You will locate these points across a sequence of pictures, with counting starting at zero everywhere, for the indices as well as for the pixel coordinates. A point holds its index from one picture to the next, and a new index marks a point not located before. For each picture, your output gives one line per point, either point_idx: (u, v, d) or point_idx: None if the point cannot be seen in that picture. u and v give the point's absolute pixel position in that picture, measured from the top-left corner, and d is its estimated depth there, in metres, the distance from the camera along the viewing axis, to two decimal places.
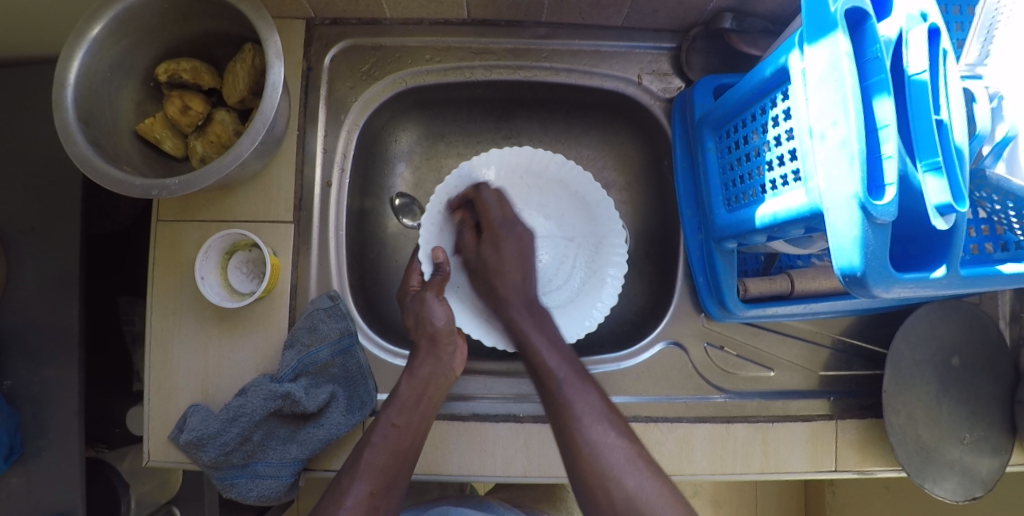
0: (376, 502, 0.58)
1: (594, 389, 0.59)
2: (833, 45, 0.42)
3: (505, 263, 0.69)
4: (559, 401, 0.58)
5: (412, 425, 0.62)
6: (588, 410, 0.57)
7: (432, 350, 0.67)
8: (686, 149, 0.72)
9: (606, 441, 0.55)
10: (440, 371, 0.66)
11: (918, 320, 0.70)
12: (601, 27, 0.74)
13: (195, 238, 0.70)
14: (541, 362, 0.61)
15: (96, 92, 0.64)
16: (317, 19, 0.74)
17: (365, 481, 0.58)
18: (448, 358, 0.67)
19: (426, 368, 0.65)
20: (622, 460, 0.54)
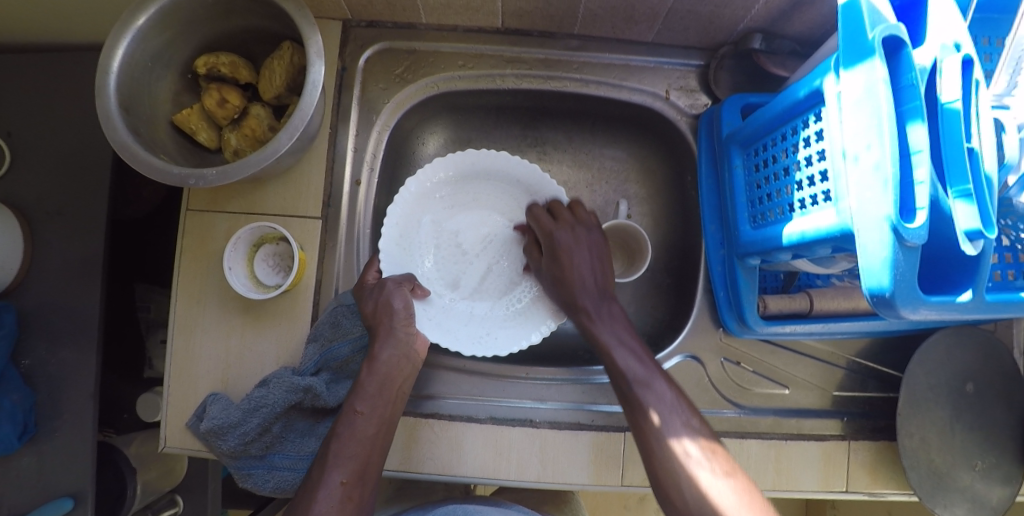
0: (349, 492, 0.58)
1: (634, 340, 0.65)
2: (871, 71, 0.43)
3: (577, 273, 0.68)
4: (607, 351, 0.65)
5: (376, 413, 0.62)
6: (659, 408, 0.60)
7: (392, 331, 0.66)
8: (711, 165, 0.73)
9: (647, 386, 0.62)
10: (401, 355, 0.65)
11: (934, 345, 0.70)
12: (631, 42, 0.75)
13: (223, 229, 0.71)
14: (591, 318, 0.67)
15: (137, 81, 0.65)
16: (354, 20, 0.75)
17: (338, 471, 0.58)
18: (407, 340, 0.66)
19: (389, 351, 0.65)
20: (664, 412, 0.60)
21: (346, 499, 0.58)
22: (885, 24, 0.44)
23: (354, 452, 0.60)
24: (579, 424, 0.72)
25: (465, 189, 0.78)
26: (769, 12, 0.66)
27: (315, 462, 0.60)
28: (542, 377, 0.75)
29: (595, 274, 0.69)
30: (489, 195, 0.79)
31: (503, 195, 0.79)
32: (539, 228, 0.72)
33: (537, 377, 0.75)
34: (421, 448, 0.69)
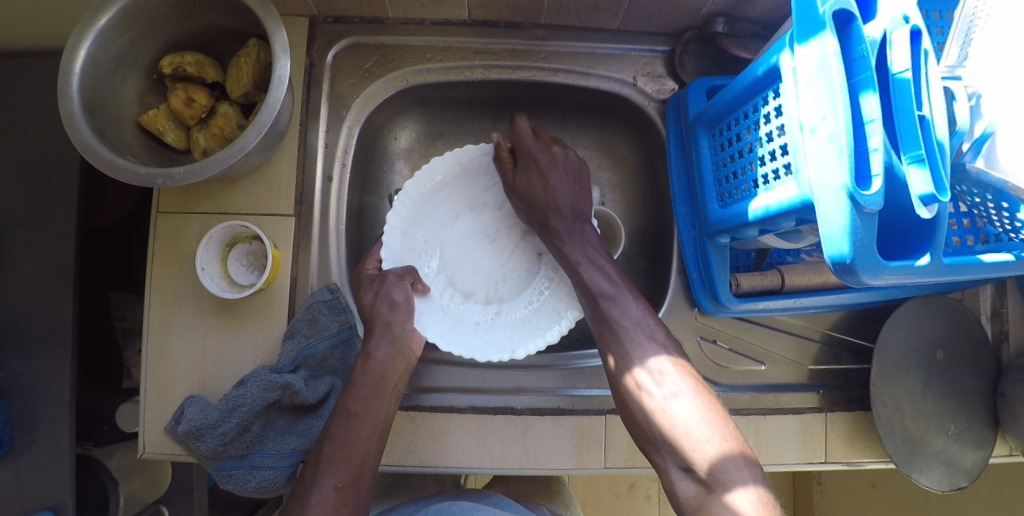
0: (344, 495, 0.61)
1: (607, 261, 0.68)
2: (822, 44, 0.45)
3: (557, 197, 0.71)
4: (574, 268, 0.68)
5: (370, 414, 0.63)
6: (612, 302, 0.65)
7: (386, 330, 0.68)
8: (680, 148, 0.74)
9: (612, 300, 0.65)
10: (393, 351, 0.67)
11: (902, 315, 0.72)
12: (597, 30, 0.76)
13: (195, 231, 0.71)
14: (563, 238, 0.70)
15: (100, 82, 0.65)
16: (320, 17, 0.75)
17: (332, 476, 0.60)
18: (403, 336, 0.68)
19: (383, 349, 0.67)
20: (625, 318, 0.63)
21: (342, 503, 0.60)
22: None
23: (348, 457, 0.61)
24: (562, 409, 0.72)
25: (467, 184, 0.78)
26: None
27: (309, 466, 0.62)
28: (522, 364, 0.76)
29: (575, 194, 0.73)
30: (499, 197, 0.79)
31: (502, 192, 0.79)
32: (519, 139, 0.75)
33: (518, 364, 0.76)
34: (402, 442, 0.69)
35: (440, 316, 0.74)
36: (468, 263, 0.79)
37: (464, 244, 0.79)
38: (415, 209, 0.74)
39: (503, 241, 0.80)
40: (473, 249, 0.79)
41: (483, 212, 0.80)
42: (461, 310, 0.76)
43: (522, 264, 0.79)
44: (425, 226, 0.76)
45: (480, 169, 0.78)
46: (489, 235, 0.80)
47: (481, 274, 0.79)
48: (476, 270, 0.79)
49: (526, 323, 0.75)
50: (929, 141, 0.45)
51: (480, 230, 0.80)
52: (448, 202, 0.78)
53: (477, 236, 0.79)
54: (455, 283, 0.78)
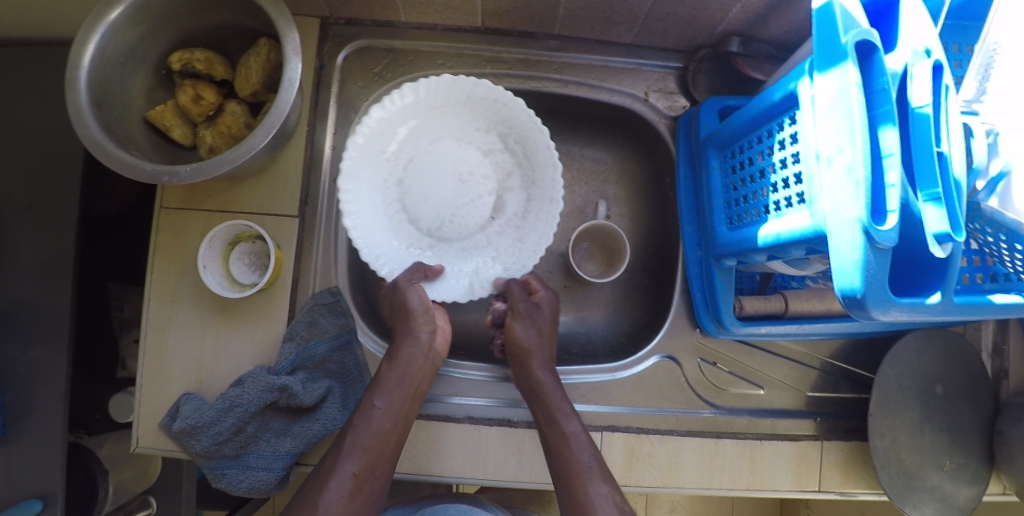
0: (360, 484, 0.60)
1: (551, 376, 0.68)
2: (843, 75, 0.44)
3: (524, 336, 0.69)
4: (526, 367, 0.68)
5: (393, 407, 0.63)
6: (564, 416, 0.65)
7: (408, 332, 0.66)
8: (690, 167, 0.73)
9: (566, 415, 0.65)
10: (418, 351, 0.66)
11: (904, 348, 0.71)
12: (610, 44, 0.76)
13: (198, 228, 0.71)
14: (528, 341, 0.68)
15: (109, 76, 0.64)
16: (332, 18, 0.75)
17: (352, 463, 0.60)
18: (426, 338, 0.67)
19: (405, 350, 0.66)
20: (578, 434, 0.64)
21: (357, 494, 0.59)
22: (858, 30, 0.44)
23: (366, 446, 0.61)
24: None
25: (461, 112, 0.72)
26: (746, 15, 0.67)
27: (329, 450, 0.62)
28: None
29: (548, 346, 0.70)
30: (492, 141, 0.73)
31: (492, 136, 0.72)
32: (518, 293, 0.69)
33: (516, 376, 0.75)
34: None
35: (376, 229, 0.69)
36: (422, 189, 0.71)
37: (435, 170, 0.72)
38: (394, 113, 0.68)
39: (473, 184, 0.72)
40: (439, 177, 0.71)
41: (469, 144, 0.73)
42: (395, 235, 0.71)
43: (478, 215, 0.72)
44: (401, 140, 0.71)
45: (479, 104, 0.70)
46: (464, 177, 0.72)
47: (430, 205, 0.71)
48: (428, 197, 0.72)
49: (461, 270, 0.71)
50: (946, 179, 0.44)
51: (455, 165, 0.72)
52: (429, 118, 0.71)
53: (445, 163, 0.72)
54: (403, 200, 0.71)
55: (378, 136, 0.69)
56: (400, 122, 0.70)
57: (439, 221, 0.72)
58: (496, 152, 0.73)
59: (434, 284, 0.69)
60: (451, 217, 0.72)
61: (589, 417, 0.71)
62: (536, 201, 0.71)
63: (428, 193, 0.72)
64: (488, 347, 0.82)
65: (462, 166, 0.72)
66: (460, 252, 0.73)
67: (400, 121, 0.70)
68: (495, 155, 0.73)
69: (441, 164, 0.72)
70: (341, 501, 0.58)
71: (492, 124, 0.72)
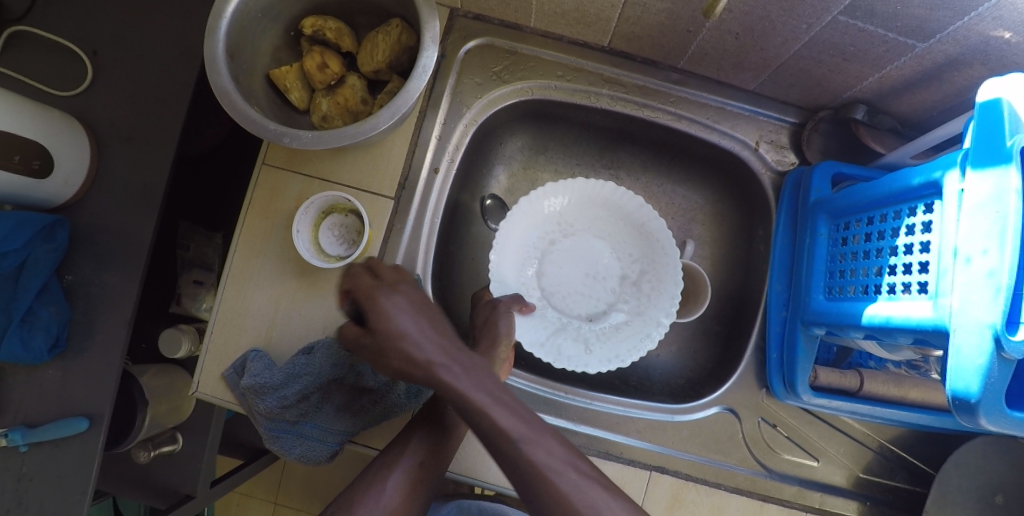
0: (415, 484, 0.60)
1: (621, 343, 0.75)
2: (1004, 178, 0.43)
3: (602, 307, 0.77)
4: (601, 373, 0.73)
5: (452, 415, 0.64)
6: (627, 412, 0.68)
7: (489, 352, 0.64)
8: (790, 226, 0.72)
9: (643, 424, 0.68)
10: (491, 371, 0.65)
11: (971, 450, 0.70)
12: (731, 87, 0.75)
13: (295, 191, 0.72)
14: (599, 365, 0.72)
15: (245, 30, 0.66)
16: (462, 10, 0.76)
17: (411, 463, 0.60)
18: (500, 362, 0.65)
19: (479, 366, 0.64)
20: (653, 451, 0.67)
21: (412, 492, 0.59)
22: None
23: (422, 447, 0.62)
24: (608, 453, 0.70)
25: (615, 222, 0.81)
26: (880, 86, 0.66)
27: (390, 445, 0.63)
28: (578, 397, 0.73)
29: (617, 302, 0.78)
30: (626, 253, 0.80)
31: (629, 252, 0.80)
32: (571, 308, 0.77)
33: (573, 398, 0.73)
34: None
35: (510, 262, 0.77)
36: (559, 263, 0.80)
37: (579, 257, 0.80)
38: (565, 187, 0.79)
39: (597, 283, 0.80)
40: (579, 263, 0.80)
41: (614, 255, 0.80)
42: (523, 275, 0.79)
43: (591, 312, 0.79)
44: (580, 225, 0.81)
45: (633, 220, 0.79)
46: (594, 275, 0.80)
47: (556, 274, 0.80)
48: (559, 273, 0.80)
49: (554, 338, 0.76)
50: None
51: (593, 263, 0.80)
52: (595, 220, 0.81)
53: (587, 256, 0.80)
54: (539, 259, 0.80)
55: (597, 200, 0.80)
56: (565, 203, 0.80)
57: (559, 296, 0.79)
58: (629, 282, 0.79)
59: (523, 320, 0.74)
60: (568, 296, 0.79)
61: (641, 454, 0.71)
62: (641, 322, 0.76)
63: (561, 268, 0.80)
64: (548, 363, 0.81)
65: (595, 265, 0.80)
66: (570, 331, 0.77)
67: (563, 200, 0.80)
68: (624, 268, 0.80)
69: (581, 254, 0.80)
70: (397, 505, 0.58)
71: (635, 242, 0.80)
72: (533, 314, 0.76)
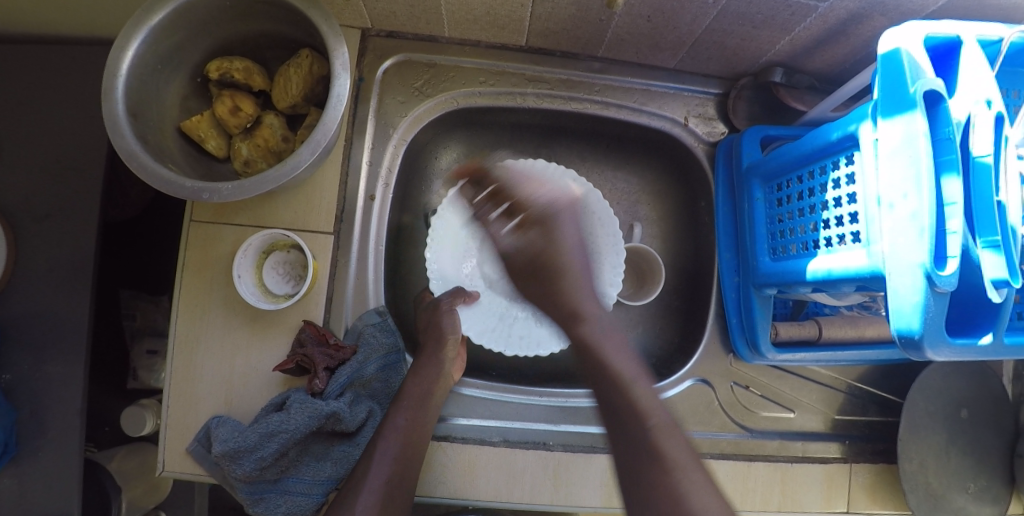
0: (392, 488, 0.61)
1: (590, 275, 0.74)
2: (911, 124, 0.45)
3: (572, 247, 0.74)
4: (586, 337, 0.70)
5: (415, 423, 0.65)
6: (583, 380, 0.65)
7: (435, 354, 0.69)
8: (729, 194, 0.74)
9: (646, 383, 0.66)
10: (440, 373, 0.69)
11: (932, 373, 0.73)
12: (652, 68, 0.76)
13: (231, 241, 0.69)
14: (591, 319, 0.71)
15: (145, 85, 0.62)
16: (373, 30, 0.74)
17: (383, 472, 0.61)
18: (449, 364, 0.70)
19: (428, 369, 0.68)
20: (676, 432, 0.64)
21: (390, 497, 0.60)
22: (926, 80, 0.45)
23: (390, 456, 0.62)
24: (594, 447, 0.71)
25: None
26: (793, 47, 0.68)
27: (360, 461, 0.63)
28: (556, 398, 0.74)
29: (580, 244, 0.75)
30: None
31: None
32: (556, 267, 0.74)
33: (552, 399, 0.74)
34: (433, 472, 0.68)
35: (450, 256, 0.79)
36: (502, 248, 0.82)
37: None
38: (486, 174, 0.79)
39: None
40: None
41: None
42: (465, 267, 0.80)
43: None
44: (516, 207, 0.82)
45: None
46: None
47: (499, 259, 0.82)
48: (503, 258, 0.82)
49: (507, 321, 0.79)
50: (1005, 226, 0.48)
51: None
52: None
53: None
54: (481, 247, 0.81)
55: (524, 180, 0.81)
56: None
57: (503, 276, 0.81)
58: None
59: (468, 312, 0.77)
60: (516, 278, 0.81)
61: None
62: None
63: (501, 251, 0.82)
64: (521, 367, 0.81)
65: None
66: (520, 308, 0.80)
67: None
68: None
69: None
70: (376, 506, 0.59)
71: None
72: (479, 305, 0.78)
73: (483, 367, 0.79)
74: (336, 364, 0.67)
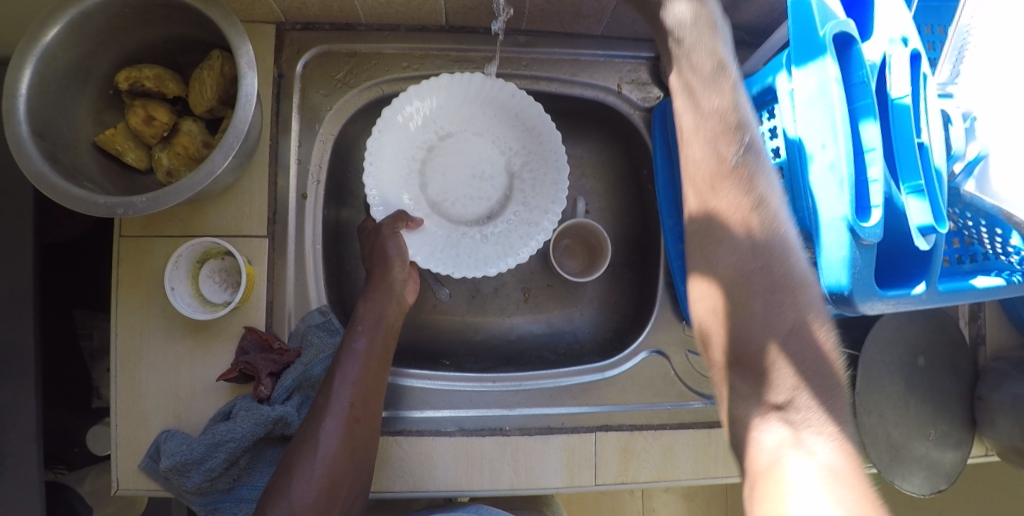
0: (355, 415, 0.61)
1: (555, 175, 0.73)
2: (823, 69, 0.43)
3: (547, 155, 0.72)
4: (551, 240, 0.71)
5: (374, 346, 0.65)
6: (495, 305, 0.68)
7: (384, 278, 0.69)
8: (666, 159, 0.72)
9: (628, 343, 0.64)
10: (392, 297, 0.69)
11: (886, 323, 0.72)
12: (580, 36, 0.74)
13: (163, 254, 0.67)
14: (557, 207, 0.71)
15: (50, 102, 0.60)
16: (287, 23, 0.71)
17: (345, 396, 0.61)
18: (400, 285, 0.69)
19: (378, 293, 0.68)
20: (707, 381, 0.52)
21: (353, 423, 0.60)
22: (834, 22, 0.43)
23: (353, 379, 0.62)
24: (550, 428, 0.71)
25: (485, 111, 0.76)
26: None
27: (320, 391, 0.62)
28: (511, 382, 0.73)
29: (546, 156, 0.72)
30: (508, 140, 0.77)
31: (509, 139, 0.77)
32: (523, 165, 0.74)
33: (506, 384, 0.73)
34: (389, 467, 0.67)
35: (392, 176, 0.73)
36: (443, 166, 0.76)
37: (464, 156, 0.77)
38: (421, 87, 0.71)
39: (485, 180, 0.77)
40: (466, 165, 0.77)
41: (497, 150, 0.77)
42: (407, 187, 0.75)
43: (486, 206, 0.77)
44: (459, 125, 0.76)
45: (502, 105, 0.75)
46: (479, 173, 0.77)
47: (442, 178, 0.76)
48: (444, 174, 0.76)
49: (457, 242, 0.76)
50: (928, 169, 0.44)
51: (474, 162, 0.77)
52: (470, 117, 0.76)
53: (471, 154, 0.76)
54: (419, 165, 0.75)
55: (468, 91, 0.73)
56: (438, 108, 0.74)
57: (448, 196, 0.76)
58: (514, 175, 0.78)
59: (412, 232, 0.73)
60: (460, 198, 0.77)
61: (583, 419, 0.72)
62: (534, 209, 0.76)
63: (446, 169, 0.76)
64: (475, 352, 0.80)
65: (478, 160, 0.77)
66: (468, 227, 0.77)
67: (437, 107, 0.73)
68: (508, 156, 0.78)
69: (462, 153, 0.76)
70: (338, 447, 0.59)
71: (511, 127, 0.76)
72: (424, 228, 0.74)
73: (437, 357, 0.78)
74: (282, 367, 0.66)
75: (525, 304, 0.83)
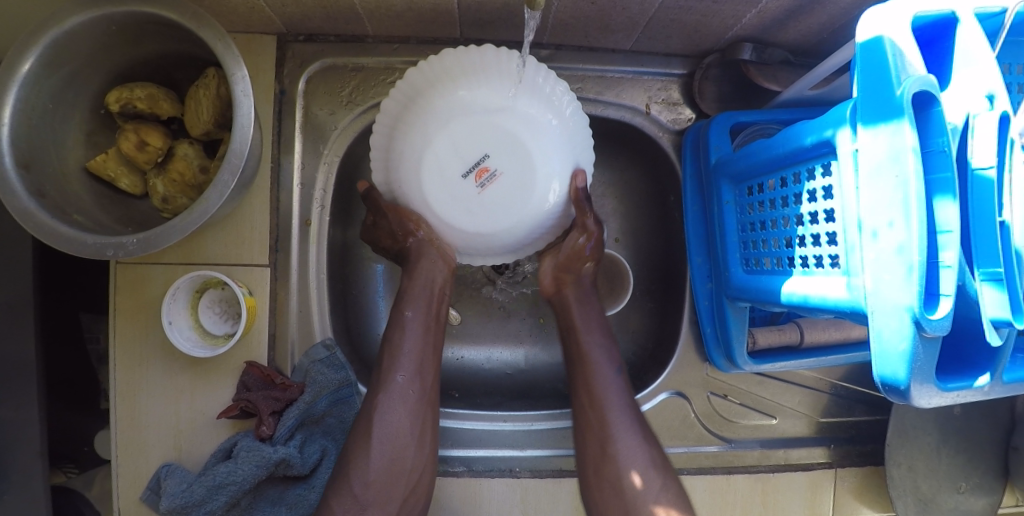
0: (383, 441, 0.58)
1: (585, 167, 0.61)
2: (897, 136, 0.38)
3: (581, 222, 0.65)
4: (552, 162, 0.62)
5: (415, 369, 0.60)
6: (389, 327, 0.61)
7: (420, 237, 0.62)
8: (697, 191, 0.67)
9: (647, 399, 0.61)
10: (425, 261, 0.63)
11: None
12: (606, 51, 0.68)
13: (160, 283, 0.64)
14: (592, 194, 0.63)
15: (36, 128, 0.56)
16: (289, 34, 0.66)
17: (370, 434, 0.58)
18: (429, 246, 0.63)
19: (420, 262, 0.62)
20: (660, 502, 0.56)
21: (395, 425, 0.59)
22: (915, 78, 0.38)
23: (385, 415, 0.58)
24: (561, 471, 0.68)
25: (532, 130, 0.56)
26: (761, 20, 0.59)
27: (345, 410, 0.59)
28: (522, 422, 0.71)
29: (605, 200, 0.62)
30: (511, 158, 0.56)
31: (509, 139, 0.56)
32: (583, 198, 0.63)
33: (517, 424, 0.71)
34: None
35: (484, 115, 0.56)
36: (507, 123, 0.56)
37: (497, 139, 0.56)
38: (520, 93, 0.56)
39: (505, 209, 0.58)
40: (500, 185, 0.57)
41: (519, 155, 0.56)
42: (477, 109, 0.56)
43: (488, 198, 0.58)
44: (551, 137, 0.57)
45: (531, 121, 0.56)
46: (484, 178, 0.57)
47: (464, 122, 0.56)
48: (437, 153, 0.56)
49: (493, 225, 0.59)
50: (1008, 252, 0.40)
51: (493, 237, 0.59)
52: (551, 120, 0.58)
53: (514, 160, 0.57)
54: (465, 68, 0.56)
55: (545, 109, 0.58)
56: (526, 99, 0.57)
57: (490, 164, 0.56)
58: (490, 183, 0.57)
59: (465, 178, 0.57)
60: (504, 182, 0.57)
61: None
62: (482, 221, 0.58)
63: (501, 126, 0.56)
64: (485, 383, 0.77)
65: (526, 161, 0.56)
66: (479, 210, 0.58)
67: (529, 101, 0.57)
68: (504, 162, 0.57)
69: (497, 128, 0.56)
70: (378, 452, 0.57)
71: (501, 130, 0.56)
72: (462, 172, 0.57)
73: (446, 388, 0.76)
74: (284, 404, 0.65)
75: (538, 329, 0.80)
